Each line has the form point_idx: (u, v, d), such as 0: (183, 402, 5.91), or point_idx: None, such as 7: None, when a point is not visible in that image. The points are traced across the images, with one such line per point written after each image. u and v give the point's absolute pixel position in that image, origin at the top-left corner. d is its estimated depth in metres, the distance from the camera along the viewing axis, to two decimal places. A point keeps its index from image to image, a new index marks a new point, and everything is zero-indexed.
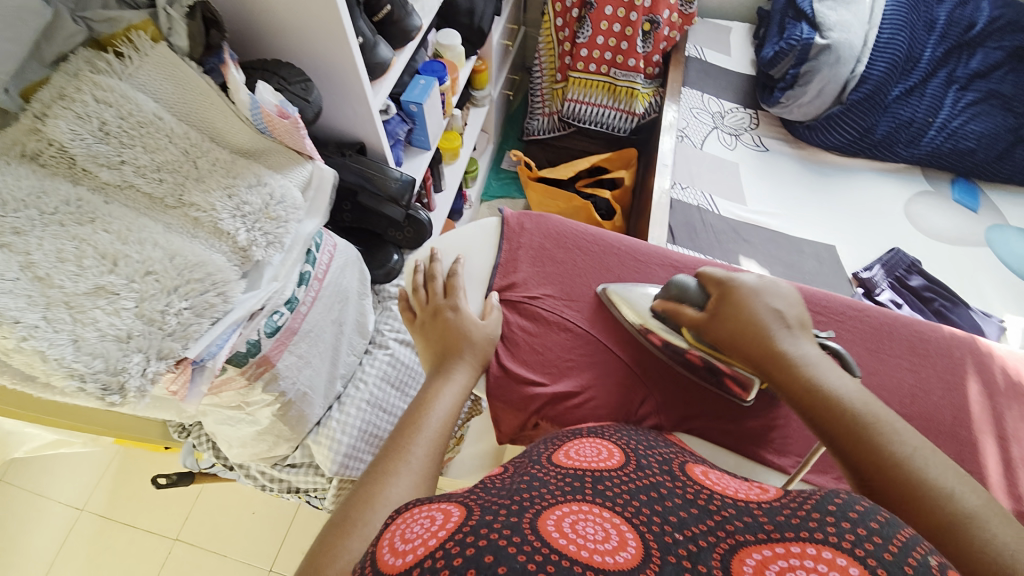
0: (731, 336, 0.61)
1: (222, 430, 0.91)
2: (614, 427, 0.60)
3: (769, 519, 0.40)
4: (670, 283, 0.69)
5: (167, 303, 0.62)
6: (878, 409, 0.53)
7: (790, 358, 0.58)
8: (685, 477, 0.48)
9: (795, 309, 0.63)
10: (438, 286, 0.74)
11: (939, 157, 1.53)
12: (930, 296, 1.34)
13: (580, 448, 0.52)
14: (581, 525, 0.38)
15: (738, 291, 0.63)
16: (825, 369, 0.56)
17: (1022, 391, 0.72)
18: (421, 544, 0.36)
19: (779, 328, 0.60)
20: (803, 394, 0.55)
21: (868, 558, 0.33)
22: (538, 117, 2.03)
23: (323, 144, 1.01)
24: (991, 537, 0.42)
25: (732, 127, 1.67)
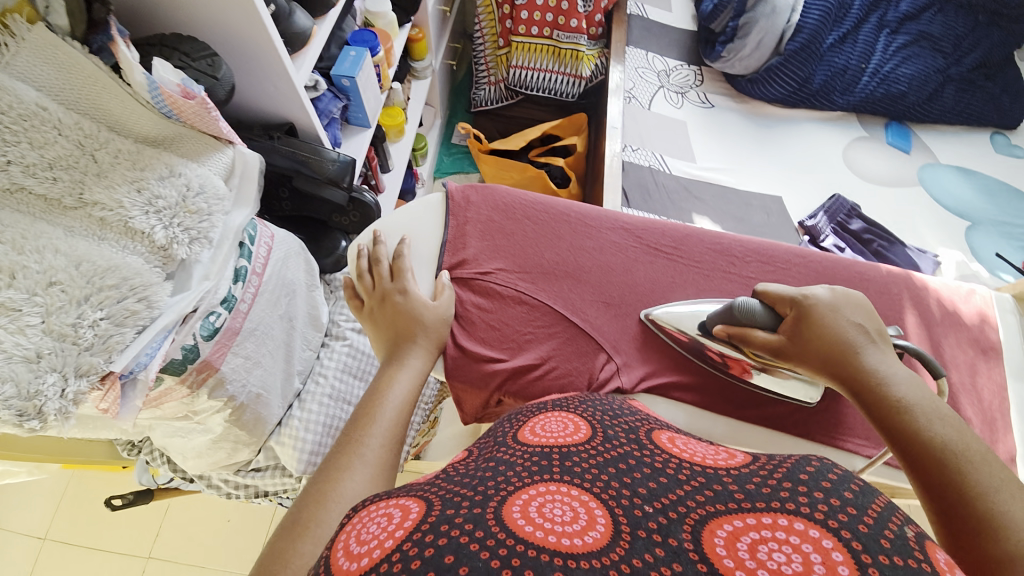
0: (817, 359, 0.61)
1: (174, 443, 0.85)
2: (579, 397, 0.58)
3: (739, 486, 0.38)
4: (730, 305, 0.66)
5: (78, 315, 0.55)
6: (965, 436, 0.50)
7: (871, 376, 0.57)
8: (656, 444, 0.47)
9: (872, 322, 0.62)
10: (385, 271, 0.70)
11: (873, 103, 1.58)
12: (870, 238, 1.41)
13: (545, 424, 0.50)
14: (547, 507, 0.37)
15: (822, 309, 0.62)
16: (907, 388, 0.55)
17: (957, 320, 0.74)
18: (378, 545, 0.34)
19: (864, 346, 0.59)
20: (891, 412, 0.54)
21: (843, 529, 0.33)
22: (484, 86, 1.95)
23: (247, 127, 0.94)
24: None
25: (678, 85, 1.66)
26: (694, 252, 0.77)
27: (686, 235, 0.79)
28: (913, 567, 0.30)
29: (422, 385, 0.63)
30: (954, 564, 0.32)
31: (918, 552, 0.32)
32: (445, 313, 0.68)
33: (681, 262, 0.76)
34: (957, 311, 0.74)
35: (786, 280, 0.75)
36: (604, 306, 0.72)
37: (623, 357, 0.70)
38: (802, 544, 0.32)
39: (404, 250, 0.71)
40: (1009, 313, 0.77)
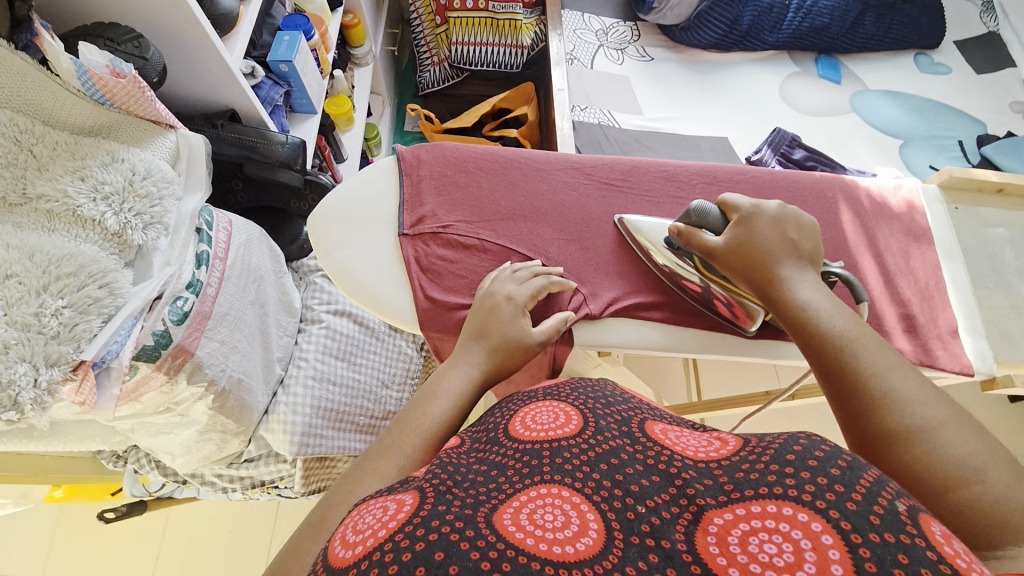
0: (742, 262, 0.61)
1: (159, 442, 0.85)
2: (569, 382, 0.52)
3: (728, 476, 0.36)
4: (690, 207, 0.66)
5: (40, 305, 0.55)
6: (869, 338, 0.51)
7: (787, 282, 0.58)
8: (649, 436, 0.42)
9: (808, 241, 0.62)
10: (513, 273, 0.66)
11: (801, 38, 1.65)
12: (812, 165, 1.47)
13: (537, 415, 0.46)
14: (537, 513, 0.35)
15: (757, 220, 0.62)
16: (819, 294, 0.56)
17: (892, 212, 0.77)
18: (372, 534, 0.34)
19: (789, 257, 0.60)
20: (794, 313, 0.55)
21: (831, 510, 0.31)
22: (428, 67, 1.95)
23: (188, 118, 0.93)
24: (952, 448, 0.42)
25: (617, 42, 1.70)
26: (642, 182, 0.77)
27: (633, 167, 0.78)
28: (904, 544, 0.29)
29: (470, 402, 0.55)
30: (949, 535, 0.31)
31: (910, 526, 0.30)
32: (537, 345, 0.60)
33: (630, 194, 0.76)
34: (889, 204, 0.77)
35: (730, 197, 0.76)
36: (564, 243, 0.72)
37: (586, 281, 0.71)
38: (792, 530, 0.31)
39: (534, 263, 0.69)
40: (936, 202, 0.78)
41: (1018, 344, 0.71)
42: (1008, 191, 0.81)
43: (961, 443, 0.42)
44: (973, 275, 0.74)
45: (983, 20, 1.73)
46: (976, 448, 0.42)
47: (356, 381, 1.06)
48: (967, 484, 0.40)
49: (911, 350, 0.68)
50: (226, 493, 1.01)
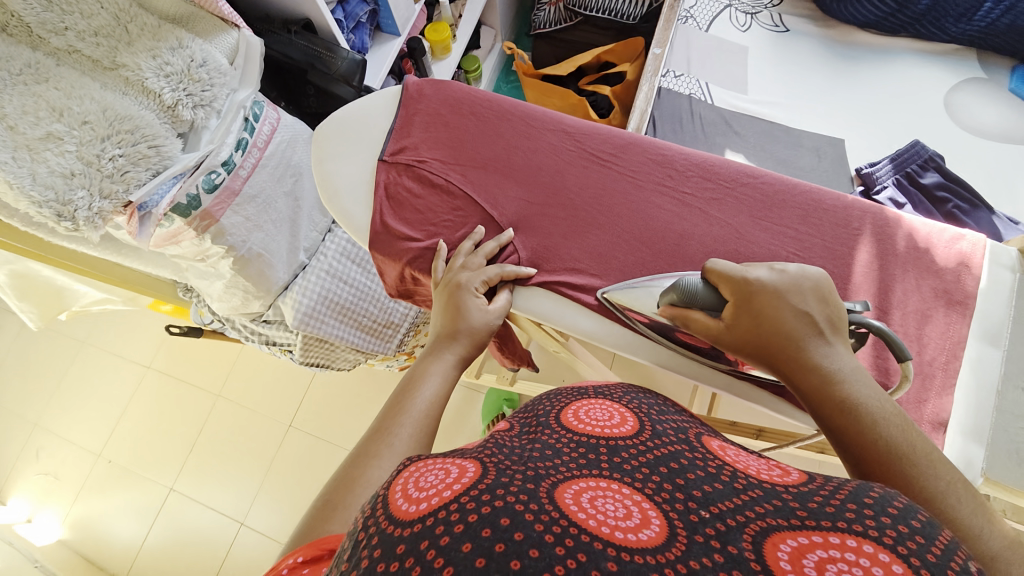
0: (753, 349, 0.54)
1: (203, 284, 1.08)
2: (622, 387, 0.55)
3: (800, 503, 0.35)
4: (677, 281, 0.58)
5: (102, 149, 0.72)
6: (915, 436, 0.46)
7: (824, 373, 0.50)
8: (708, 450, 0.44)
9: (826, 308, 0.54)
10: (467, 259, 0.68)
11: (997, 35, 1.27)
12: (944, 196, 1.17)
13: (591, 410, 0.48)
14: (599, 500, 0.35)
15: (757, 295, 0.54)
16: (862, 385, 0.49)
17: (931, 265, 0.62)
18: (435, 494, 0.36)
19: (808, 336, 0.52)
20: (834, 410, 0.49)
21: (914, 559, 0.29)
22: (545, 7, 1.89)
23: (270, 21, 1.05)
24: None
25: (750, 4, 1.46)
26: (632, 161, 0.72)
27: (628, 143, 0.73)
28: None
29: (454, 379, 0.60)
30: None
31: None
32: (496, 320, 0.64)
33: (614, 171, 0.71)
34: (932, 253, 0.62)
35: (726, 200, 0.68)
36: (525, 204, 0.71)
37: (531, 246, 0.70)
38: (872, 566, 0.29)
39: (488, 242, 0.69)
40: (1001, 267, 0.61)
41: None
42: None
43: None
44: (1012, 369, 0.58)
45: None
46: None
47: (367, 287, 1.18)
48: None
49: None
50: (248, 341, 1.23)
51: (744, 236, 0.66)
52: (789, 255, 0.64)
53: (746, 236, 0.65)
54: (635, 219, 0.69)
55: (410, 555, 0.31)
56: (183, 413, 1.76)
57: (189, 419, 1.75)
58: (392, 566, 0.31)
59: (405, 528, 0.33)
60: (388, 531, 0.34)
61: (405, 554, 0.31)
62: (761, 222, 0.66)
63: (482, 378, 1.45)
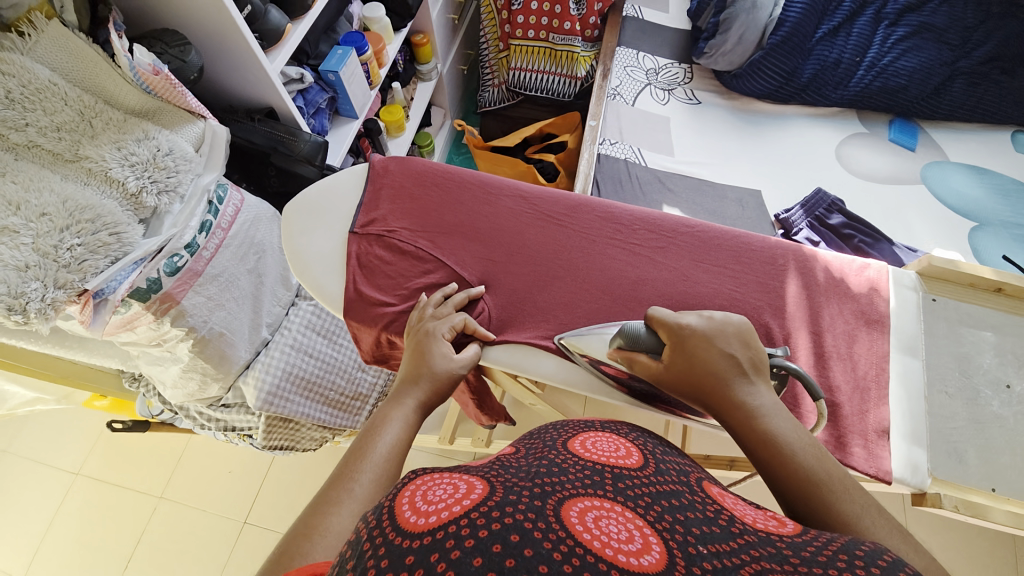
0: (687, 390, 0.59)
1: (155, 371, 1.03)
2: (628, 426, 0.58)
3: (793, 550, 0.38)
4: (623, 327, 0.65)
5: (60, 240, 0.71)
6: (828, 463, 0.51)
7: (746, 410, 0.55)
8: (709, 494, 0.47)
9: (749, 352, 0.60)
10: (438, 309, 0.71)
11: (869, 97, 1.53)
12: (850, 233, 1.35)
13: (597, 441, 0.51)
14: (603, 522, 0.37)
15: (689, 338, 0.60)
16: (782, 423, 0.54)
17: (848, 290, 0.72)
18: (447, 507, 0.37)
19: (733, 375, 0.58)
20: (759, 443, 0.54)
21: None
22: (489, 88, 2.09)
23: (233, 110, 1.10)
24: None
25: (666, 82, 1.70)
26: (583, 220, 0.79)
27: (578, 204, 0.81)
28: None
29: (414, 426, 0.59)
30: None
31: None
32: (462, 368, 0.65)
33: (568, 229, 0.79)
34: (848, 281, 0.72)
35: (669, 247, 0.76)
36: (489, 263, 0.76)
37: (500, 304, 0.74)
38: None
39: (458, 294, 0.72)
40: (905, 289, 0.71)
41: (970, 466, 0.62)
42: (1009, 292, 0.71)
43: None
44: (931, 375, 0.67)
45: None
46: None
47: (333, 358, 1.18)
48: None
49: (822, 439, 0.64)
50: (203, 430, 1.16)
51: (689, 279, 0.73)
52: (729, 292, 0.72)
53: (691, 278, 0.73)
54: (592, 270, 0.75)
55: (420, 565, 0.32)
56: (120, 522, 1.57)
57: (125, 529, 1.56)
58: (399, 574, 0.32)
59: (414, 539, 0.34)
60: (395, 542, 0.35)
61: (415, 564, 0.32)
62: (702, 264, 0.74)
63: (456, 443, 1.42)
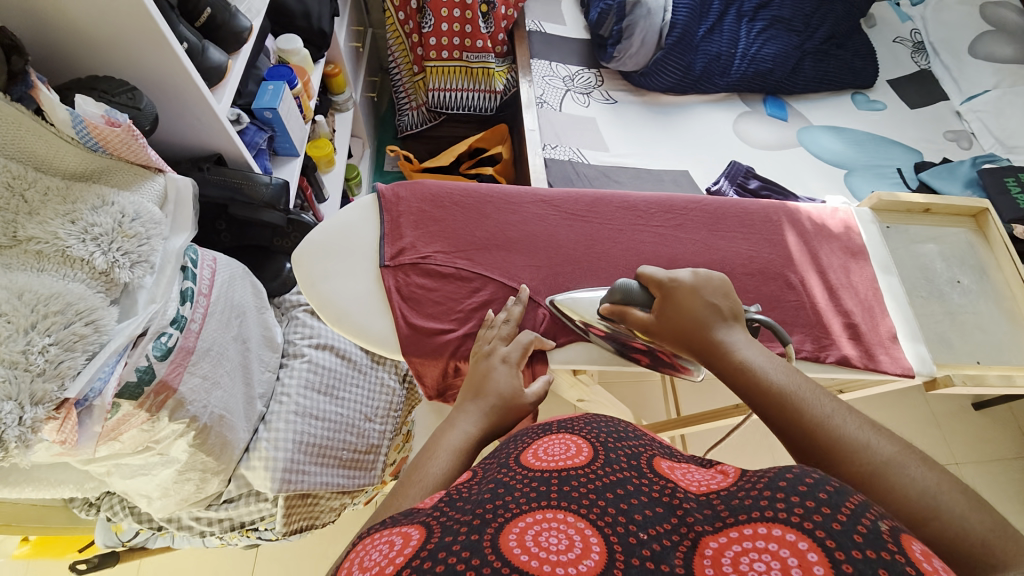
0: (674, 337, 0.63)
1: (134, 484, 0.86)
2: (584, 417, 0.54)
3: (726, 505, 0.40)
4: (614, 286, 0.70)
5: (27, 342, 0.56)
6: (799, 379, 0.55)
7: (724, 346, 0.60)
8: (657, 471, 0.46)
9: (728, 301, 0.64)
10: (497, 330, 0.70)
11: (748, 81, 1.82)
12: (767, 195, 1.57)
13: (549, 447, 0.49)
14: (543, 536, 0.38)
15: (676, 291, 0.65)
16: (755, 353, 0.58)
17: (830, 232, 0.85)
18: (381, 569, 0.37)
19: (714, 320, 0.62)
20: (735, 372, 0.58)
21: (818, 530, 0.34)
22: (407, 111, 2.06)
23: (175, 163, 0.97)
24: (912, 482, 0.44)
25: (582, 87, 1.83)
26: (605, 213, 0.84)
27: (596, 199, 0.85)
28: (883, 559, 0.32)
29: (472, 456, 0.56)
30: (927, 554, 0.34)
31: (890, 544, 0.33)
32: (533, 404, 0.63)
33: (595, 223, 0.82)
34: (829, 225, 0.86)
35: (685, 223, 0.84)
36: (535, 269, 0.77)
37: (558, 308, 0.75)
38: (779, 549, 0.34)
39: (514, 308, 0.72)
40: (869, 223, 0.87)
41: (955, 347, 0.79)
42: (934, 211, 0.90)
43: (921, 474, 0.45)
44: (907, 286, 0.82)
45: (915, 58, 1.94)
46: (931, 480, 0.44)
47: (338, 415, 1.06)
48: (928, 518, 0.42)
49: (857, 354, 0.75)
50: (204, 538, 1.00)
51: (711, 247, 0.82)
52: (747, 251, 0.81)
53: (713, 246, 0.82)
54: (628, 255, 0.80)
55: None
56: None
57: None
58: None
59: None
60: None
61: None
62: (717, 232, 0.83)
63: None
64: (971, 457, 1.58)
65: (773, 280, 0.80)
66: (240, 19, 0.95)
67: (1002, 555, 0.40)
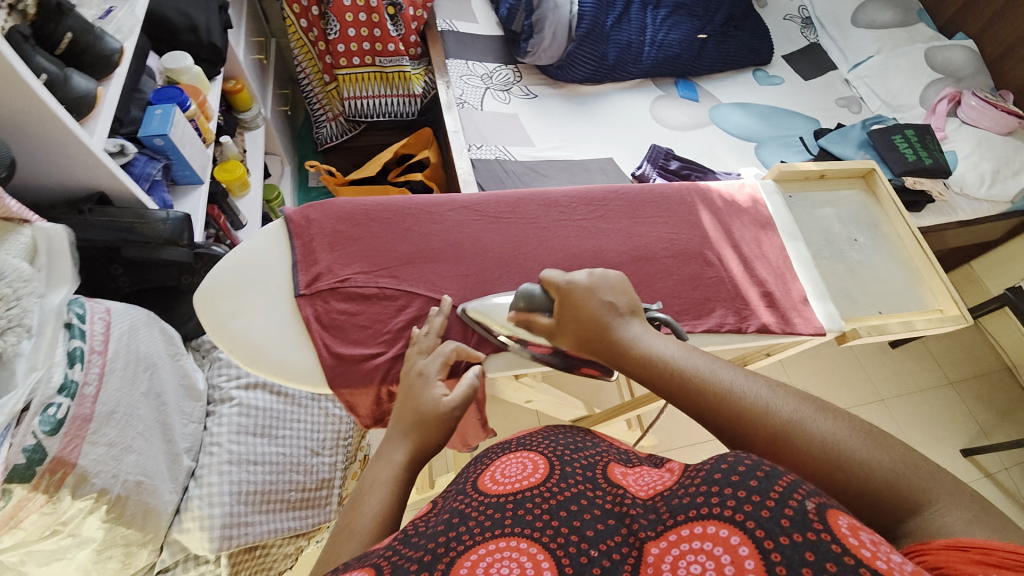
0: (579, 339, 0.63)
1: (48, 569, 0.77)
2: (541, 431, 0.57)
3: (668, 507, 0.42)
4: (519, 293, 0.70)
5: None
6: (698, 359, 0.56)
7: (624, 340, 0.60)
8: (609, 480, 0.48)
9: (624, 295, 0.65)
10: (420, 344, 0.67)
11: (659, 67, 1.88)
12: (687, 173, 1.64)
13: (506, 469, 0.50)
14: (496, 567, 0.38)
15: (573, 292, 0.64)
16: (654, 341, 0.59)
17: (741, 207, 0.90)
18: None
19: (612, 316, 0.62)
20: (639, 364, 0.58)
21: (747, 520, 0.36)
22: (324, 123, 1.97)
23: (49, 208, 0.87)
24: (817, 434, 0.46)
25: (502, 84, 1.82)
26: (528, 212, 0.83)
27: (517, 199, 0.84)
28: (810, 541, 0.33)
29: (406, 486, 0.53)
30: (854, 526, 0.34)
31: (817, 523, 0.34)
32: (453, 409, 0.58)
33: (519, 223, 0.82)
34: (739, 201, 0.90)
35: (607, 213, 0.85)
36: (462, 277, 0.75)
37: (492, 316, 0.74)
38: (714, 547, 0.36)
39: (434, 317, 0.70)
40: (773, 194, 0.92)
41: (857, 301, 0.85)
42: (829, 176, 0.97)
43: (823, 425, 0.47)
44: (812, 250, 0.88)
45: (804, 33, 2.10)
46: (831, 427, 0.46)
47: (280, 456, 1.00)
48: (839, 466, 0.44)
49: (775, 321, 0.80)
50: None
51: (633, 234, 0.83)
52: (667, 234, 0.84)
53: (635, 233, 0.83)
54: (555, 252, 0.80)
55: None
56: None
57: None
58: None
59: None
60: None
61: None
62: (638, 219, 0.85)
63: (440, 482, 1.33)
64: (893, 392, 1.74)
65: (694, 259, 0.83)
66: (109, 40, 0.85)
67: (914, 491, 0.42)
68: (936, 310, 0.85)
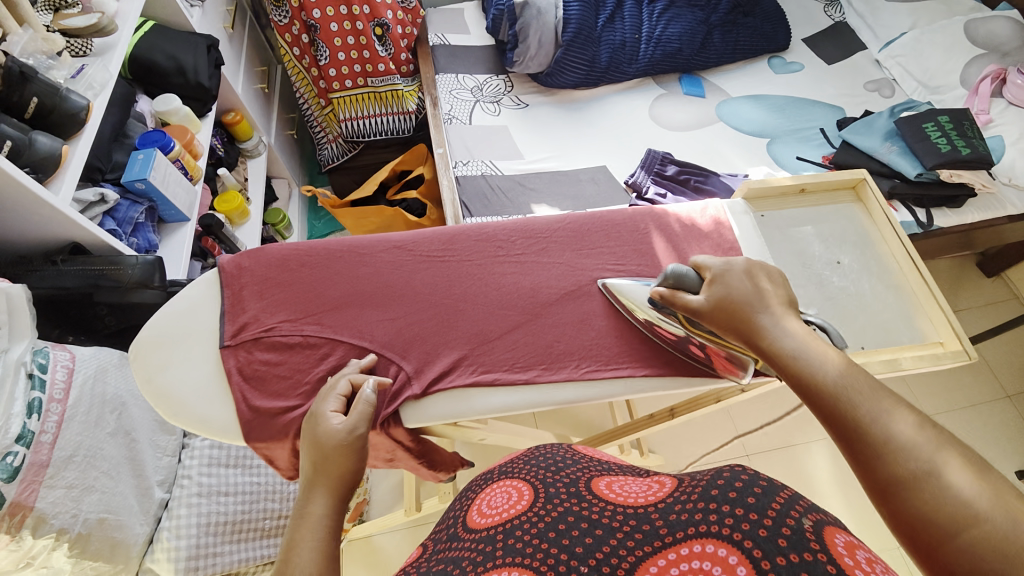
0: (724, 324, 0.62)
1: None
2: (523, 457, 0.59)
3: (663, 519, 0.41)
4: (665, 271, 0.68)
5: None
6: (854, 374, 0.50)
7: (770, 336, 0.58)
8: (596, 493, 0.48)
9: (785, 294, 0.63)
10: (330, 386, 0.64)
11: (657, 64, 1.78)
12: (685, 178, 1.54)
13: (492, 502, 0.51)
14: None
15: (726, 282, 0.64)
16: (803, 345, 0.55)
17: (701, 231, 0.82)
18: None
19: (764, 311, 0.60)
20: (784, 359, 0.55)
21: (745, 539, 0.36)
22: (325, 145, 2.02)
23: (28, 260, 0.93)
24: (952, 484, 0.38)
25: (491, 96, 1.79)
26: (463, 249, 0.80)
27: (454, 235, 0.81)
28: (807, 561, 0.33)
29: (336, 531, 0.49)
30: (849, 544, 0.35)
31: (813, 542, 0.34)
32: (350, 430, 0.57)
33: (453, 262, 0.79)
34: (699, 224, 0.82)
35: (549, 245, 0.81)
36: (389, 322, 0.74)
37: (415, 361, 0.71)
38: (711, 565, 0.36)
39: (349, 369, 0.68)
40: (741, 214, 0.84)
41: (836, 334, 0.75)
42: (811, 189, 0.87)
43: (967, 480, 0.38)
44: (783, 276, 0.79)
45: (828, 12, 1.91)
46: (977, 484, 0.38)
47: (253, 487, 1.04)
48: (972, 520, 0.36)
49: None
50: None
51: (575, 268, 0.78)
52: (613, 266, 0.78)
53: (578, 267, 0.78)
54: (490, 291, 0.76)
55: None
56: None
57: None
58: None
59: None
60: None
61: None
62: (582, 251, 0.80)
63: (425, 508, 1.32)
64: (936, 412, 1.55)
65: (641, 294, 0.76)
66: (74, 99, 0.91)
67: None
68: (936, 343, 0.74)
